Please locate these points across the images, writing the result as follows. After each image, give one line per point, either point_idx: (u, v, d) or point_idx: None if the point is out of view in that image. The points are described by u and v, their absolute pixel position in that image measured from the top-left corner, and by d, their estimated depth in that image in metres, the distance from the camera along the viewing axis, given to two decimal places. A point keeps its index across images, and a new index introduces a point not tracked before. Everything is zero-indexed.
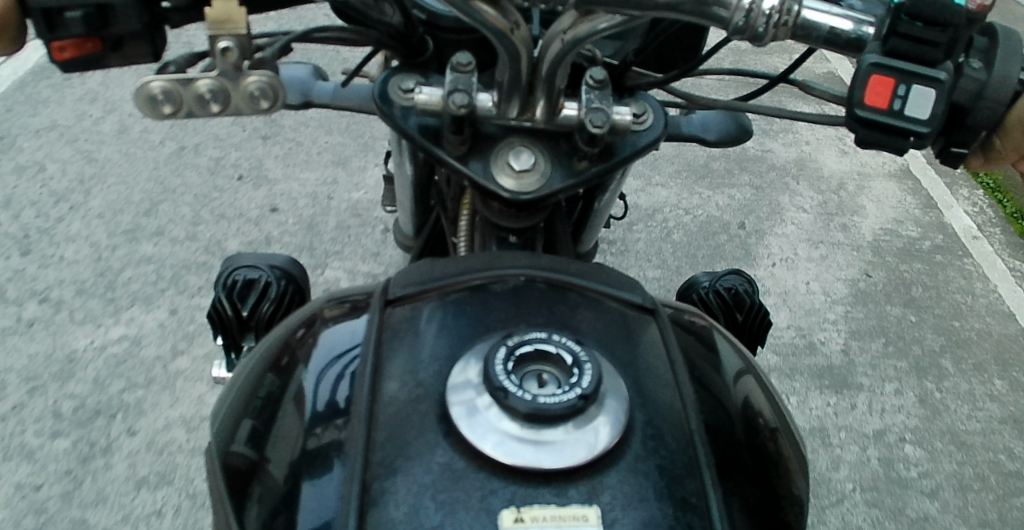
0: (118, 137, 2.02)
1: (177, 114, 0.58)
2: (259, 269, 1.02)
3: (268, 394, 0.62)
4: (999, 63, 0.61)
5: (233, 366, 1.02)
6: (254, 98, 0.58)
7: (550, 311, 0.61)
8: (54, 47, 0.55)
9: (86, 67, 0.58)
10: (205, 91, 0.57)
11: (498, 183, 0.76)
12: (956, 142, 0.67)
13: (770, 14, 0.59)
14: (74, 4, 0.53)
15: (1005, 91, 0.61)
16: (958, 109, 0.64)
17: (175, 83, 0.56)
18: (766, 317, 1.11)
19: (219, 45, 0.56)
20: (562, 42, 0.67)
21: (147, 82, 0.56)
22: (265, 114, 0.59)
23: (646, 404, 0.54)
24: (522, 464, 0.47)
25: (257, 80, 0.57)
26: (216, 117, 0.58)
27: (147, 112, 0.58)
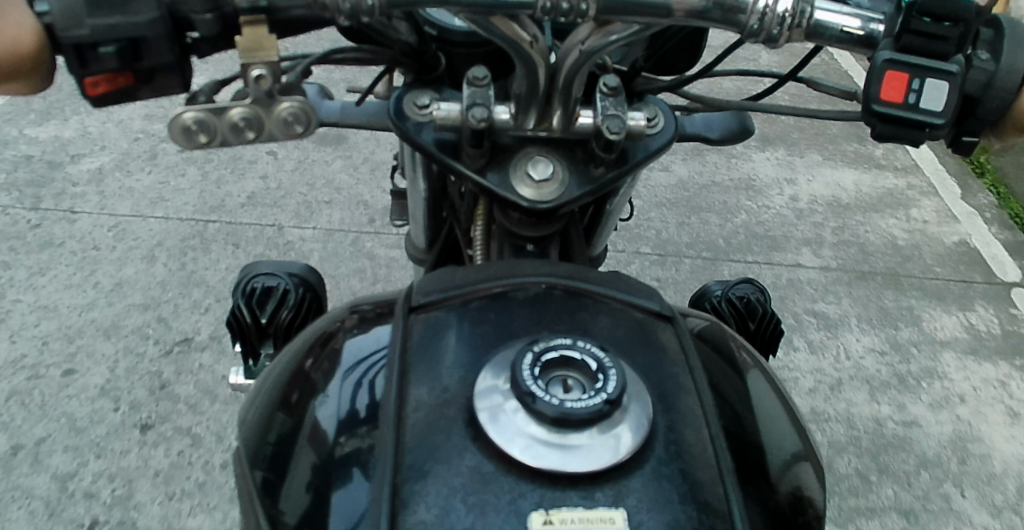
0: (148, 204, 2.20)
1: (211, 142, 0.60)
2: (278, 277, 1.03)
3: (277, 442, 0.60)
4: (1008, 52, 0.62)
5: (252, 373, 1.04)
6: (287, 124, 0.60)
7: (571, 318, 0.62)
8: (87, 83, 0.57)
9: (120, 100, 0.60)
10: (239, 120, 0.59)
11: (517, 193, 0.77)
12: (968, 131, 0.68)
13: (785, 16, 0.60)
14: (107, 39, 0.54)
15: (1016, 79, 0.62)
16: (970, 100, 0.65)
17: (208, 114, 0.58)
18: (779, 324, 1.12)
19: (253, 73, 0.58)
20: (580, 53, 0.68)
21: (180, 114, 0.58)
22: (298, 139, 0.61)
23: (668, 409, 0.55)
24: (549, 468, 0.48)
25: (289, 106, 0.59)
26: (251, 144, 0.60)
27: (181, 143, 0.60)
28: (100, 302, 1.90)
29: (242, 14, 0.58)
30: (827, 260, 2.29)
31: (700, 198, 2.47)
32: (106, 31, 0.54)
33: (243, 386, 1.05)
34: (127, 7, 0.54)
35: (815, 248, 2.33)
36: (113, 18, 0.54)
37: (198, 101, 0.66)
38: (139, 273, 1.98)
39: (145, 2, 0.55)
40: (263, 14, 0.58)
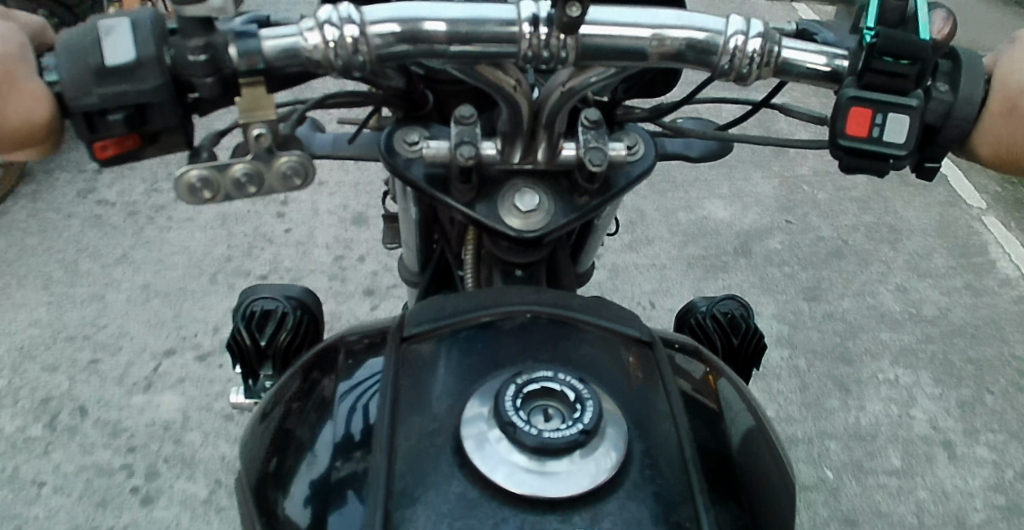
0: (157, 232, 2.27)
1: (215, 198, 0.62)
2: (276, 300, 1.07)
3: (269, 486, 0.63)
4: (965, 83, 0.66)
5: (251, 393, 1.07)
6: (287, 177, 0.62)
7: (554, 346, 0.66)
8: (97, 147, 0.60)
9: (128, 160, 0.63)
10: (241, 175, 0.61)
11: (505, 223, 0.80)
12: (928, 156, 0.71)
13: (754, 56, 0.64)
14: (114, 106, 0.57)
15: (971, 111, 0.66)
16: (930, 129, 0.69)
17: (212, 170, 0.61)
18: (762, 340, 1.16)
19: (253, 131, 0.61)
20: (561, 93, 0.72)
21: (186, 171, 0.60)
22: (297, 191, 0.63)
23: (643, 434, 0.59)
24: (530, 493, 0.52)
25: (288, 159, 0.61)
26: (253, 198, 0.62)
27: (187, 200, 0.62)
28: (109, 331, 1.96)
29: (241, 76, 0.60)
30: (826, 275, 2.31)
31: (699, 211, 2.50)
32: (113, 99, 0.57)
33: (242, 404, 1.09)
34: (132, 75, 0.57)
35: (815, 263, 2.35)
36: (120, 86, 0.57)
37: (201, 158, 0.68)
38: (148, 303, 2.04)
39: (149, 70, 0.57)
40: (261, 76, 0.60)
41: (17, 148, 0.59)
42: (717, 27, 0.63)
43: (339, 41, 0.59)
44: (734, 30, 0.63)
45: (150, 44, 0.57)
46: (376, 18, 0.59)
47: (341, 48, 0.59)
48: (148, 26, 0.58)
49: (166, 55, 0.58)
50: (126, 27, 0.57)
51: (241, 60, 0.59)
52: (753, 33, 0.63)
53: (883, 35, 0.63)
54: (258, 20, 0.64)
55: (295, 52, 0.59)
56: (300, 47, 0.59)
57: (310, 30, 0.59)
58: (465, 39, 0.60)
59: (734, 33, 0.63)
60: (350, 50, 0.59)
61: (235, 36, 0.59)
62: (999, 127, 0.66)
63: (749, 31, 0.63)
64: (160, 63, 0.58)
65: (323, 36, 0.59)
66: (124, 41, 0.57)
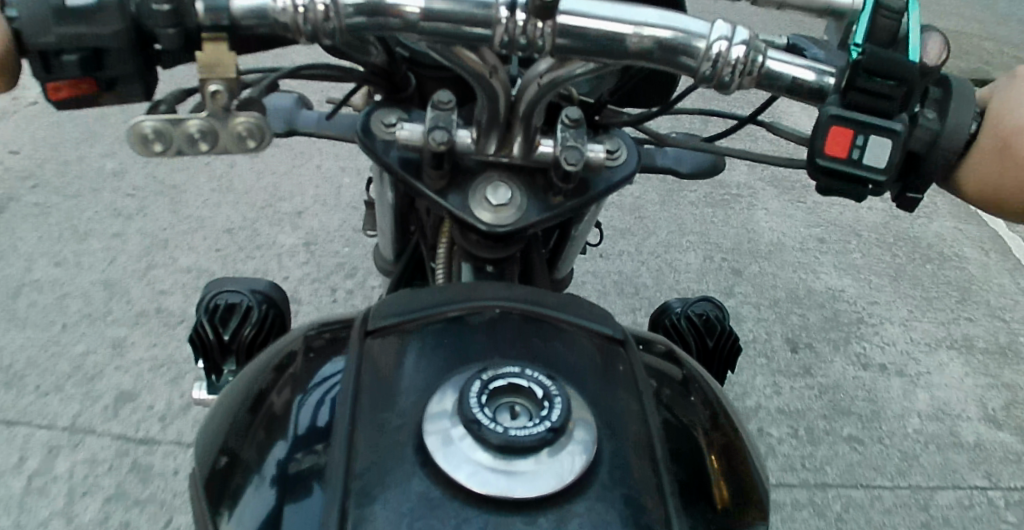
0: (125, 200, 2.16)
1: (166, 152, 0.60)
2: (241, 293, 1.04)
3: (223, 476, 0.61)
4: (954, 111, 0.64)
5: (213, 389, 1.03)
6: (241, 139, 0.60)
7: (525, 342, 0.64)
8: (50, 87, 0.57)
9: (83, 104, 0.60)
10: (195, 132, 0.59)
11: (476, 216, 0.78)
12: (912, 187, 0.70)
13: (736, 64, 0.62)
14: (71, 48, 0.55)
15: (957, 142, 0.65)
16: (914, 156, 0.67)
17: (165, 124, 0.58)
18: (737, 341, 1.15)
19: (209, 88, 0.58)
20: (539, 85, 0.70)
21: (139, 121, 0.58)
22: (251, 154, 0.61)
23: (613, 433, 0.57)
24: (494, 493, 0.50)
25: (245, 121, 0.59)
26: (205, 156, 0.60)
27: (139, 150, 0.60)
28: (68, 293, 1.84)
29: (203, 32, 0.57)
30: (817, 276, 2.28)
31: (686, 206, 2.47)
32: (71, 40, 0.54)
33: (206, 401, 1.02)
34: (91, 18, 0.54)
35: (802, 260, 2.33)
36: (80, 28, 0.54)
37: (159, 111, 0.67)
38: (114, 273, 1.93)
39: (111, 15, 0.55)
40: (226, 32, 0.58)
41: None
42: (700, 30, 0.62)
43: (310, 6, 0.57)
44: (718, 35, 0.62)
45: None
46: None
47: (311, 14, 0.57)
48: None
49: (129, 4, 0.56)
50: None
51: (206, 15, 0.56)
52: (737, 40, 0.62)
53: (868, 53, 0.61)
54: None
55: (264, 13, 0.56)
56: (269, 9, 0.56)
57: None
58: (440, 16, 0.58)
59: (718, 39, 0.61)
60: (321, 18, 0.57)
61: None
62: (991, 178, 0.66)
63: (733, 37, 0.62)
64: (122, 9, 0.55)
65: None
66: None
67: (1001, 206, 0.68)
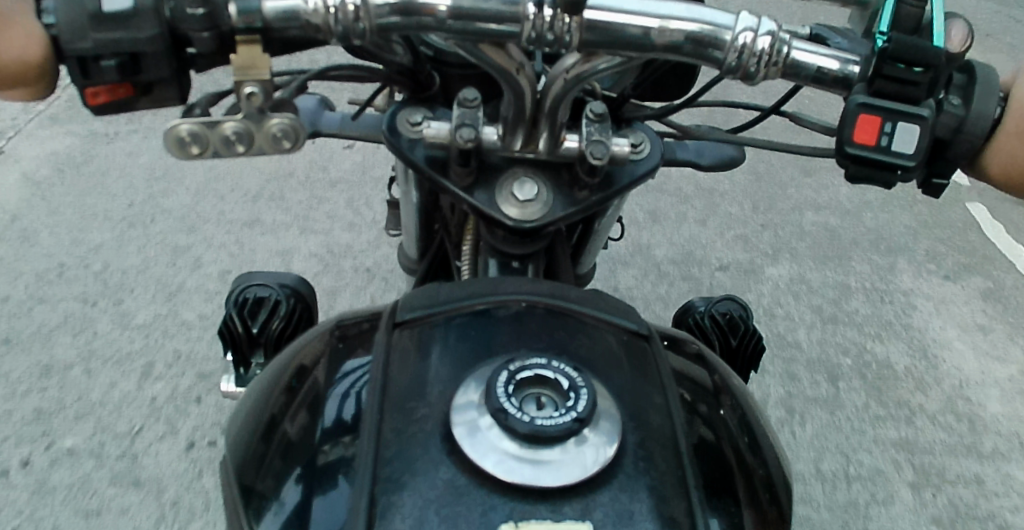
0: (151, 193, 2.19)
1: (203, 153, 0.61)
2: (270, 287, 1.06)
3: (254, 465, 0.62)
4: (979, 98, 0.64)
5: (242, 382, 1.04)
6: (277, 140, 0.61)
7: (550, 336, 0.64)
8: (89, 93, 0.59)
9: (121, 108, 0.62)
10: (230, 133, 0.60)
11: (503, 212, 0.79)
12: (937, 172, 0.70)
13: (761, 55, 0.62)
14: (108, 53, 0.56)
15: (983, 127, 0.64)
16: (940, 142, 0.67)
17: (202, 126, 0.60)
18: (761, 342, 1.14)
19: (245, 90, 0.59)
20: (565, 80, 0.71)
21: (176, 125, 0.60)
22: (287, 154, 0.63)
23: (638, 426, 0.57)
24: (520, 482, 0.50)
25: (279, 122, 0.60)
26: (240, 157, 0.62)
27: (176, 151, 0.62)
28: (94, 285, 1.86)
29: (238, 34, 0.58)
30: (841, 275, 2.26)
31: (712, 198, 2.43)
32: (108, 45, 0.55)
33: (234, 395, 1.05)
34: (129, 24, 0.55)
35: (827, 256, 2.30)
36: (115, 33, 0.55)
37: (193, 115, 0.68)
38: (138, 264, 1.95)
39: (147, 20, 0.56)
40: (259, 34, 0.58)
41: (11, 87, 0.58)
42: (725, 22, 0.62)
43: (340, 6, 0.58)
44: (743, 26, 0.62)
45: None
46: None
47: (342, 14, 0.58)
48: None
49: (164, 8, 0.57)
50: None
51: (239, 18, 0.57)
52: (763, 30, 0.62)
53: (895, 40, 0.60)
54: None
55: (294, 14, 0.58)
56: (301, 10, 0.57)
57: None
58: (467, 15, 0.59)
59: (743, 30, 0.62)
60: (351, 18, 0.58)
61: None
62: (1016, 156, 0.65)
63: (759, 28, 0.62)
64: (157, 13, 0.56)
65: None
66: None
67: (1017, 187, 0.68)
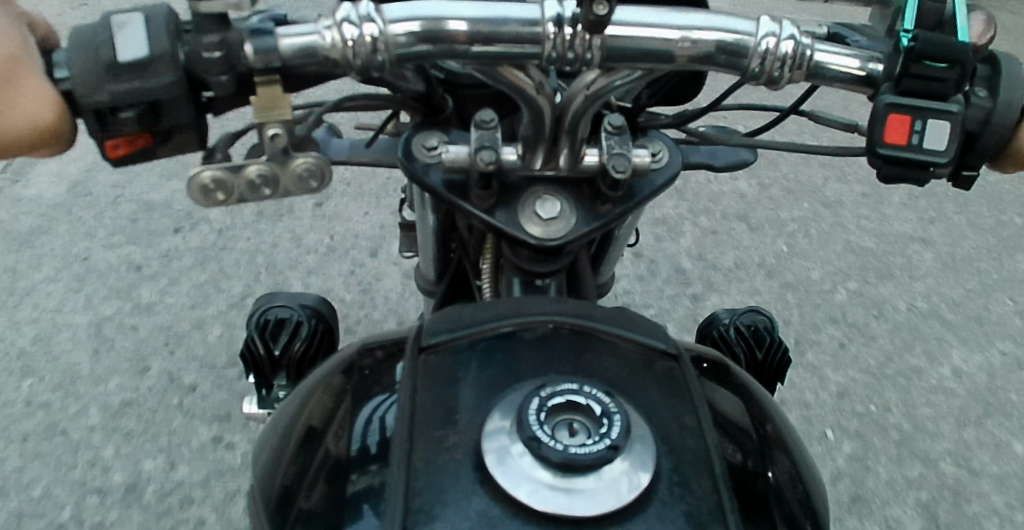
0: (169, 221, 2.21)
1: (228, 200, 0.61)
2: (291, 308, 1.06)
3: (282, 500, 0.61)
4: (1005, 88, 0.63)
5: (263, 403, 1.04)
6: (303, 179, 0.62)
7: (577, 358, 0.64)
8: (108, 145, 0.58)
9: (140, 159, 0.61)
10: (255, 177, 0.60)
11: (525, 231, 0.78)
12: (965, 165, 0.68)
13: (785, 59, 0.61)
14: (125, 104, 0.55)
15: (1012, 117, 0.63)
16: (967, 136, 0.65)
17: (226, 172, 0.60)
18: (787, 354, 1.13)
19: (268, 131, 0.60)
20: (585, 96, 0.70)
21: (199, 173, 0.60)
22: (312, 194, 0.63)
23: (672, 450, 0.56)
24: (554, 511, 0.49)
25: (305, 162, 0.61)
26: (267, 200, 0.62)
27: (201, 200, 0.62)
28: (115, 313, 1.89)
29: (256, 74, 0.58)
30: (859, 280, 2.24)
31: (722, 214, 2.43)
32: (124, 96, 0.55)
33: (256, 415, 1.04)
34: (145, 72, 0.55)
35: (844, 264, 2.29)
36: (132, 83, 0.55)
37: (215, 159, 0.67)
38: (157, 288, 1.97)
39: (163, 67, 0.55)
40: (278, 74, 0.58)
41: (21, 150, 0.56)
42: (747, 29, 0.61)
43: (358, 39, 0.56)
44: (765, 32, 0.61)
45: (164, 40, 0.55)
46: (396, 18, 0.57)
47: (359, 48, 0.57)
48: (163, 23, 0.56)
49: (180, 53, 0.56)
50: (140, 22, 0.55)
51: (256, 57, 0.57)
52: (785, 34, 0.61)
53: (921, 38, 0.60)
54: (275, 19, 0.62)
55: (313, 50, 0.57)
56: (318, 45, 0.57)
57: (328, 29, 0.57)
58: (487, 39, 0.58)
59: (766, 35, 0.61)
60: (369, 50, 0.57)
61: (251, 34, 0.57)
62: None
63: (781, 32, 0.61)
64: (175, 58, 0.55)
65: (343, 35, 0.56)
66: (137, 37, 0.55)
67: None
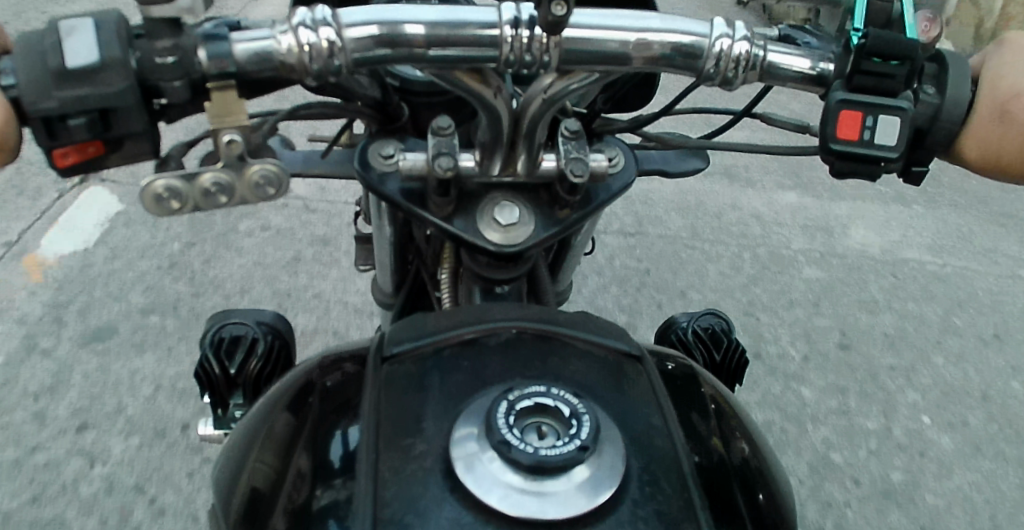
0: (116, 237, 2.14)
1: (183, 208, 0.59)
2: (246, 325, 1.04)
3: (242, 519, 0.59)
4: (952, 85, 0.65)
5: (220, 423, 0.99)
6: (260, 187, 0.59)
7: (543, 363, 0.63)
8: (56, 154, 0.57)
9: (90, 168, 0.59)
10: (210, 185, 0.58)
11: (484, 238, 0.78)
12: (916, 160, 0.70)
13: (739, 59, 0.63)
14: (75, 112, 0.53)
15: (959, 113, 0.65)
16: (917, 132, 0.68)
17: (180, 181, 0.58)
18: (743, 355, 1.15)
19: (223, 138, 0.57)
20: (542, 101, 0.70)
21: (152, 181, 0.57)
22: (271, 201, 0.60)
23: (640, 450, 0.56)
24: (526, 515, 0.49)
25: (261, 168, 0.58)
26: (224, 208, 0.59)
27: (154, 210, 0.59)
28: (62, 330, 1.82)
29: (210, 80, 0.56)
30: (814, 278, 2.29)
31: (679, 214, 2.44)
32: (74, 103, 0.53)
33: (212, 437, 1.00)
34: (96, 79, 0.53)
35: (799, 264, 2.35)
36: (81, 89, 0.53)
37: (169, 166, 0.65)
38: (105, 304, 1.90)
39: (115, 74, 0.53)
40: (233, 79, 0.56)
41: None
42: (701, 31, 0.62)
43: (314, 44, 0.56)
44: (719, 33, 0.62)
45: (115, 46, 0.53)
46: (353, 22, 0.57)
47: (317, 50, 0.56)
48: (114, 29, 0.54)
49: (132, 59, 0.54)
50: (90, 27, 0.53)
51: (211, 63, 0.55)
52: (739, 35, 0.63)
53: (871, 35, 0.62)
54: (230, 24, 0.60)
55: (269, 55, 0.56)
56: (274, 50, 0.56)
57: (284, 33, 0.56)
58: (445, 43, 0.58)
59: (720, 36, 0.62)
60: (326, 54, 0.56)
61: (205, 39, 0.56)
62: (990, 143, 0.65)
63: (734, 34, 0.63)
64: (126, 65, 0.54)
65: (298, 39, 0.56)
66: (87, 42, 0.53)
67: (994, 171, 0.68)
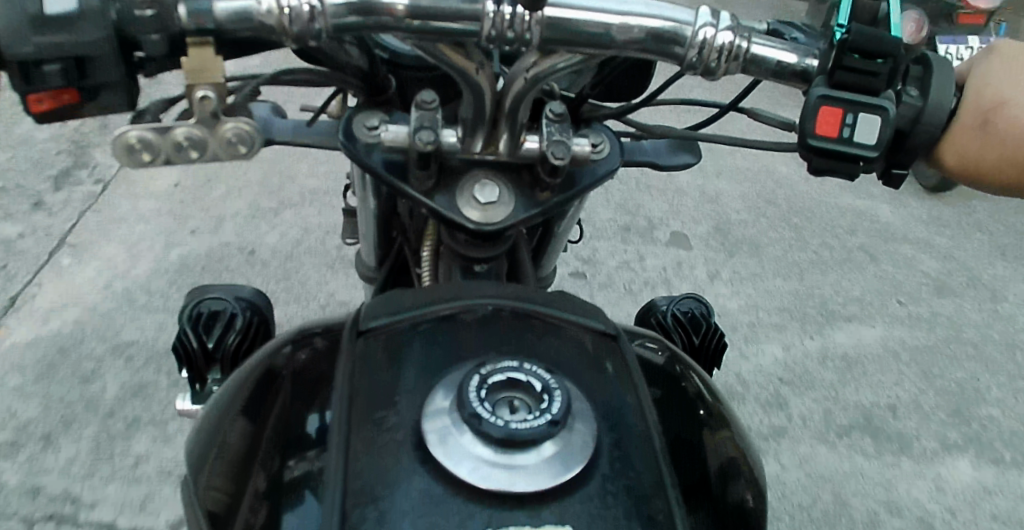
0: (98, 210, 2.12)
1: (154, 162, 0.59)
2: (225, 301, 1.04)
3: (215, 486, 0.59)
4: (935, 90, 0.65)
5: (199, 399, 0.99)
6: (231, 144, 0.59)
7: (519, 340, 0.63)
8: (31, 99, 0.55)
9: (65, 117, 0.57)
10: (182, 139, 0.58)
11: (464, 215, 0.78)
12: (897, 163, 0.70)
13: (723, 49, 0.63)
14: (51, 58, 0.52)
15: (942, 116, 0.65)
16: (898, 135, 0.67)
17: (153, 133, 0.58)
18: (722, 339, 1.16)
19: (197, 94, 0.57)
20: (525, 80, 0.70)
21: (124, 131, 0.57)
22: (242, 160, 0.60)
23: (612, 427, 0.57)
24: (495, 489, 0.49)
25: (233, 126, 0.58)
26: (194, 163, 0.59)
27: (124, 161, 0.59)
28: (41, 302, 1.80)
29: (189, 36, 0.56)
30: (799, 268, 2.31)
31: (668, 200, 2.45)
32: (52, 49, 0.52)
33: (190, 412, 1.01)
34: (73, 26, 0.52)
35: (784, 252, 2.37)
36: (59, 36, 0.52)
37: (144, 119, 0.66)
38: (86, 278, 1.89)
39: (94, 22, 0.53)
40: (212, 36, 0.56)
41: None
42: (685, 18, 0.62)
43: (295, 7, 0.56)
44: (704, 21, 0.62)
45: None
46: None
47: (296, 14, 0.56)
48: None
49: (111, 10, 0.54)
50: None
51: (189, 20, 0.55)
52: (722, 26, 0.62)
53: (854, 31, 0.62)
54: None
55: (247, 15, 0.55)
56: (253, 11, 0.55)
57: None
58: (427, 13, 0.58)
59: (703, 26, 0.62)
60: (306, 19, 0.56)
61: None
62: (971, 150, 0.66)
63: (718, 23, 0.62)
64: (104, 16, 0.53)
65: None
66: None
67: (974, 177, 0.68)
